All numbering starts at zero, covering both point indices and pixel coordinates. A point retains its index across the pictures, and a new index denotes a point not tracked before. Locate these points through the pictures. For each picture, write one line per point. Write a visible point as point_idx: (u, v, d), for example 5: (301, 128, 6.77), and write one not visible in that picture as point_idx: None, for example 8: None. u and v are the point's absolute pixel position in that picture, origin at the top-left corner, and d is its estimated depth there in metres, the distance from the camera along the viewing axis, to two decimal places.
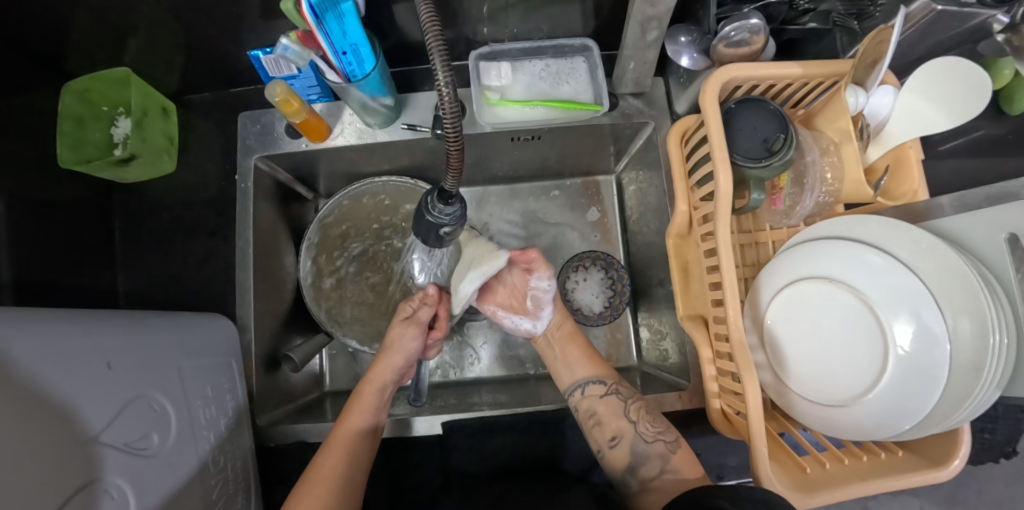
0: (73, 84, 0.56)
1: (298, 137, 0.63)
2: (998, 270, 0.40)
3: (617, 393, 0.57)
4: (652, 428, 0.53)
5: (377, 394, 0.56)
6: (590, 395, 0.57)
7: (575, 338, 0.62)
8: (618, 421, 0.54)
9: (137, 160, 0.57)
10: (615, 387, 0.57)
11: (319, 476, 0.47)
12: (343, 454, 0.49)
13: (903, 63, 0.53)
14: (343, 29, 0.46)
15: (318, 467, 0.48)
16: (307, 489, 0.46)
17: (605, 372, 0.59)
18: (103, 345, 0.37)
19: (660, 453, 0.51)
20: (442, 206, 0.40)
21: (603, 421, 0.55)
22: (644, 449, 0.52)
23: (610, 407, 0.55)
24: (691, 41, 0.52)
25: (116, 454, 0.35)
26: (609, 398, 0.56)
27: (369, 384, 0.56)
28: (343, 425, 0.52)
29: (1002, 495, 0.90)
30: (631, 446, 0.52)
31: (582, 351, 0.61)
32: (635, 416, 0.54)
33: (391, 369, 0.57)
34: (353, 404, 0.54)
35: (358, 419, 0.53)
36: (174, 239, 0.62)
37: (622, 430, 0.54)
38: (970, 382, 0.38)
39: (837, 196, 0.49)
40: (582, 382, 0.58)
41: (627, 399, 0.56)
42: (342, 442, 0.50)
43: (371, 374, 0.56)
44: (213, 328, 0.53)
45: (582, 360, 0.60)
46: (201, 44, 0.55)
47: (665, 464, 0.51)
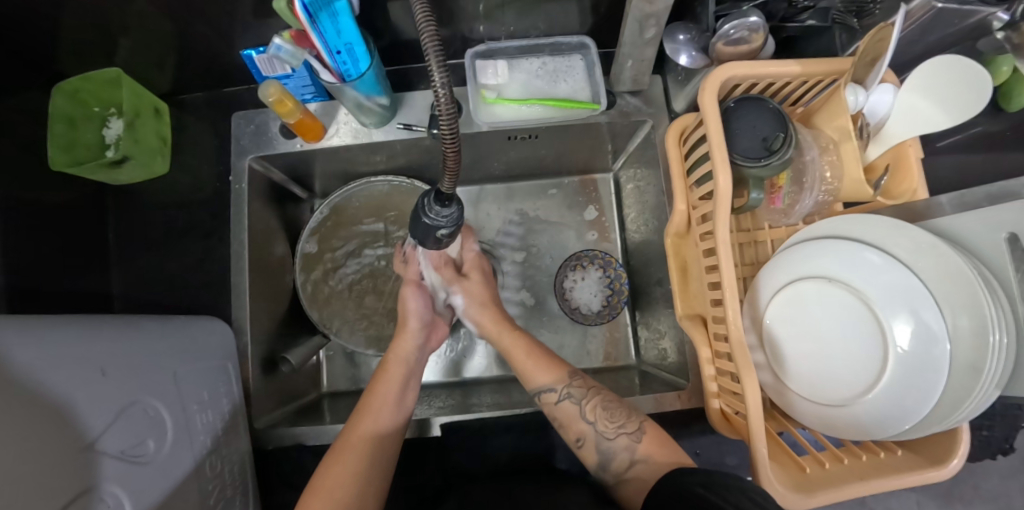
0: (63, 85, 0.55)
1: (293, 137, 0.62)
2: (997, 270, 0.40)
3: (571, 396, 0.52)
4: (612, 425, 0.49)
5: (404, 363, 0.57)
6: (546, 403, 0.53)
7: (517, 342, 0.58)
8: (578, 424, 0.51)
9: (130, 162, 0.56)
10: (567, 390, 0.53)
11: (354, 434, 0.49)
12: (377, 416, 0.51)
13: (904, 58, 0.52)
14: (337, 28, 0.45)
15: (346, 436, 0.49)
16: (331, 462, 0.46)
17: (559, 375, 0.54)
18: (96, 352, 0.37)
19: (625, 446, 0.48)
20: (439, 208, 0.39)
21: (565, 424, 0.52)
22: (609, 446, 0.49)
23: (567, 413, 0.52)
24: (689, 39, 0.51)
25: (113, 461, 0.34)
26: (564, 403, 0.52)
27: (394, 357, 0.58)
28: (372, 392, 0.53)
29: (997, 488, 0.91)
30: (596, 446, 0.50)
31: (527, 348, 0.57)
32: (593, 416, 0.50)
33: (411, 342, 0.59)
34: (381, 376, 0.56)
35: (387, 387, 0.54)
36: (168, 241, 0.61)
37: (585, 431, 0.51)
38: (970, 382, 0.38)
39: (836, 195, 0.48)
40: (536, 390, 0.54)
41: (581, 400, 0.52)
42: (375, 406, 0.52)
43: (395, 348, 0.59)
44: (208, 331, 0.52)
45: (530, 364, 0.56)
46: (193, 43, 0.55)
47: (633, 456, 0.47)
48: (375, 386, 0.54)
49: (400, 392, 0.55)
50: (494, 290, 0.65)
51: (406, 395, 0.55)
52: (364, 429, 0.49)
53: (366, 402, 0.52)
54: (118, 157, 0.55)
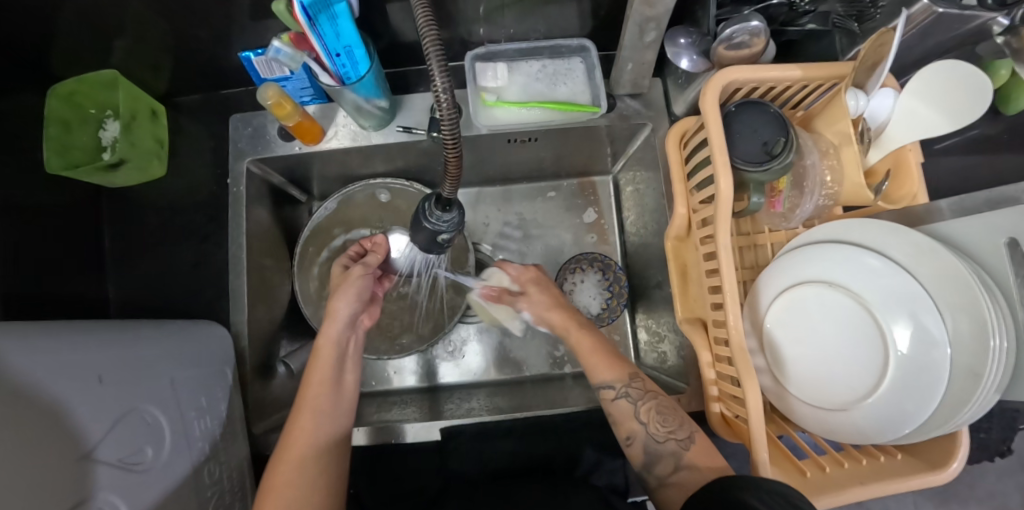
0: (59, 87, 0.55)
1: (291, 139, 0.62)
2: (995, 274, 0.40)
3: (628, 395, 0.48)
4: (663, 428, 0.46)
5: (336, 341, 0.51)
6: (603, 399, 0.50)
7: (584, 337, 0.54)
8: (630, 422, 0.47)
9: (125, 165, 0.56)
10: (625, 389, 0.49)
11: (294, 439, 0.45)
12: (313, 415, 0.47)
13: (904, 62, 0.52)
14: (337, 31, 0.45)
15: (290, 433, 0.46)
16: (277, 463, 0.44)
17: (621, 372, 0.50)
18: (94, 359, 0.36)
19: (673, 451, 0.45)
20: (440, 213, 0.39)
21: (616, 421, 0.49)
22: (657, 449, 0.45)
23: (621, 411, 0.48)
24: (690, 43, 0.51)
25: (110, 469, 0.34)
26: (619, 402, 0.48)
27: (324, 340, 0.51)
28: (308, 385, 0.49)
29: (995, 488, 0.91)
30: (644, 446, 0.46)
31: (595, 343, 0.53)
32: (646, 417, 0.47)
33: (339, 321, 0.52)
34: (312, 363, 0.50)
35: (319, 377, 0.49)
36: (165, 244, 0.60)
37: (634, 431, 0.47)
38: (971, 386, 0.38)
39: (836, 199, 0.49)
40: (597, 385, 0.50)
41: (637, 401, 0.48)
42: (310, 402, 0.47)
43: (325, 330, 0.52)
44: (206, 336, 0.52)
45: (593, 360, 0.51)
46: (190, 44, 0.54)
47: (679, 461, 0.44)
48: (307, 374, 0.50)
49: (334, 376, 0.50)
50: (553, 288, 0.60)
51: (344, 378, 0.51)
52: (307, 423, 0.46)
53: (301, 395, 0.48)
54: (114, 160, 0.55)
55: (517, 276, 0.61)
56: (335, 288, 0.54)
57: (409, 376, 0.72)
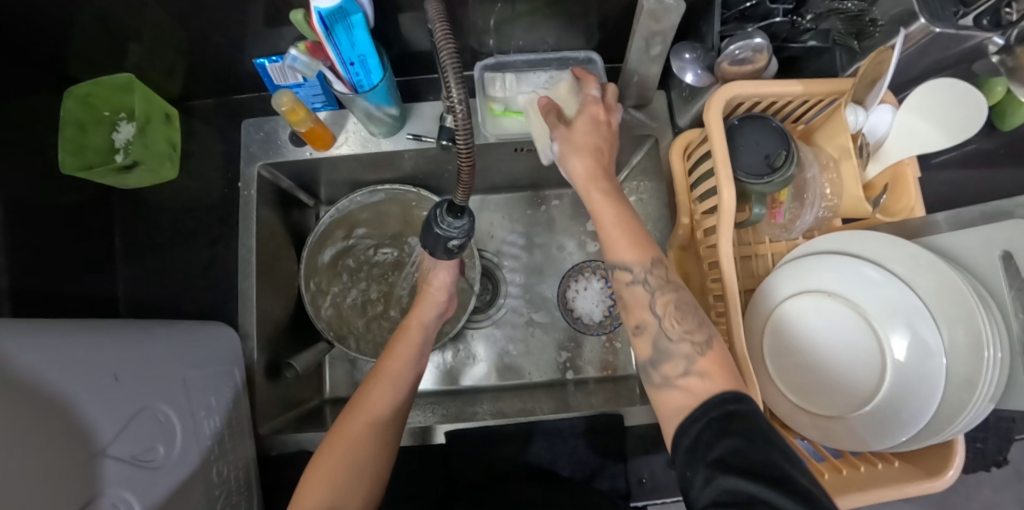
0: (75, 89, 0.56)
1: (302, 144, 0.63)
2: (991, 286, 0.41)
3: (647, 282, 0.42)
4: (679, 325, 0.40)
5: (423, 326, 0.58)
6: (618, 281, 0.44)
7: (608, 204, 0.44)
8: (643, 311, 0.42)
9: (139, 167, 0.57)
10: (645, 275, 0.42)
11: (364, 399, 0.50)
12: (390, 384, 0.52)
13: (903, 79, 0.54)
14: (352, 40, 0.46)
15: (369, 393, 0.50)
16: (351, 415, 0.48)
17: (647, 255, 0.42)
18: (109, 357, 0.37)
19: (686, 354, 0.39)
20: (451, 220, 0.40)
21: (627, 306, 0.44)
22: (668, 347, 0.40)
23: (636, 296, 0.42)
24: (695, 58, 0.52)
25: (123, 466, 0.35)
26: (636, 287, 0.42)
27: (414, 320, 0.58)
28: (392, 355, 0.54)
29: (991, 499, 0.92)
30: (653, 341, 0.41)
31: (621, 216, 0.44)
32: (662, 310, 0.41)
33: (430, 305, 0.58)
34: (399, 337, 0.57)
35: (404, 349, 0.55)
36: (174, 245, 0.61)
37: (647, 321, 0.42)
38: (966, 395, 0.39)
39: (836, 211, 0.51)
40: (612, 263, 0.44)
41: (656, 290, 0.42)
42: (393, 371, 0.53)
43: (416, 310, 0.58)
44: (216, 337, 0.53)
45: (618, 235, 0.43)
46: (205, 49, 0.55)
47: (689, 366, 0.38)
48: (393, 347, 0.55)
49: (417, 356, 0.56)
50: (610, 139, 0.47)
51: (421, 360, 0.56)
52: (385, 389, 0.51)
53: (383, 364, 0.53)
54: (128, 163, 0.56)
55: (584, 101, 0.49)
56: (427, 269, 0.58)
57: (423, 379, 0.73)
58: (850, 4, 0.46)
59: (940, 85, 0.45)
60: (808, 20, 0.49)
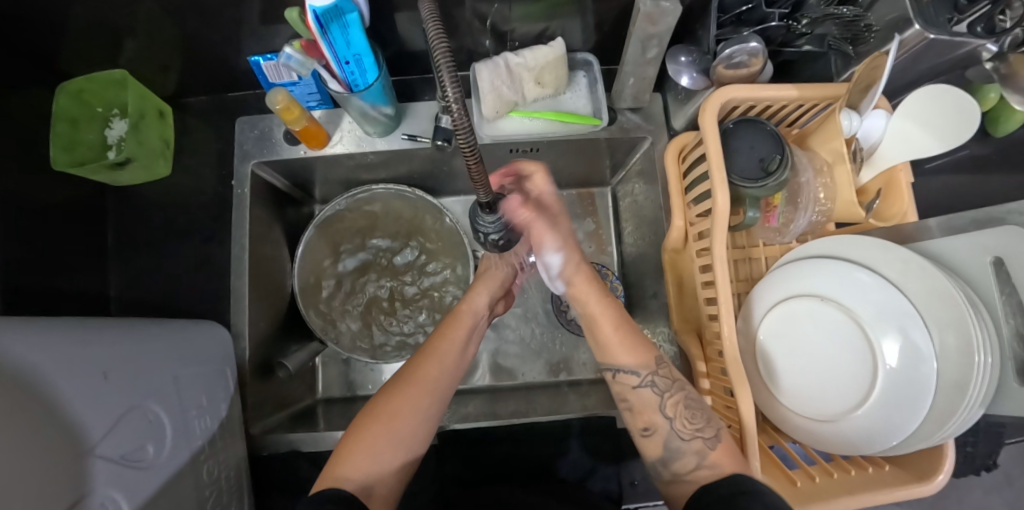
0: (68, 84, 0.55)
1: (297, 143, 0.63)
2: (982, 292, 0.41)
3: (653, 385, 0.47)
4: (689, 425, 0.44)
5: (472, 314, 0.56)
6: (622, 384, 0.48)
7: (605, 307, 0.51)
8: (652, 414, 0.46)
9: (132, 164, 0.56)
10: (651, 378, 0.47)
11: (416, 376, 0.47)
12: (440, 363, 0.49)
13: (897, 85, 0.54)
14: (347, 39, 0.46)
15: (416, 370, 0.48)
16: (402, 388, 0.46)
17: (645, 360, 0.48)
18: (99, 355, 0.37)
19: (697, 450, 0.42)
20: (486, 217, 0.40)
21: (636, 410, 0.48)
22: (678, 446, 0.43)
23: (642, 400, 0.47)
24: (691, 61, 0.53)
25: (113, 466, 0.34)
26: (642, 390, 0.47)
27: (467, 306, 0.57)
28: (441, 338, 0.52)
29: (980, 502, 0.93)
30: (664, 441, 0.45)
31: (609, 317, 0.50)
32: (672, 411, 0.45)
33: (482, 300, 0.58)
34: (449, 322, 0.55)
35: (455, 335, 0.53)
36: (167, 243, 0.61)
37: (656, 423, 0.46)
38: (955, 399, 0.39)
39: (829, 215, 0.50)
40: (613, 367, 0.49)
41: (664, 392, 0.46)
42: (443, 352, 0.51)
43: (472, 296, 0.57)
44: (208, 335, 0.52)
45: (616, 338, 0.49)
46: (200, 46, 0.55)
47: (700, 461, 0.41)
48: (444, 329, 0.53)
49: (466, 342, 0.54)
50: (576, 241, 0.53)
51: (469, 348, 0.54)
52: (432, 368, 0.49)
53: (434, 344, 0.51)
54: (121, 159, 0.55)
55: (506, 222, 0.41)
56: (482, 270, 0.60)
57: None
58: (845, 9, 0.46)
59: (950, 95, 0.46)
60: (805, 24, 0.49)
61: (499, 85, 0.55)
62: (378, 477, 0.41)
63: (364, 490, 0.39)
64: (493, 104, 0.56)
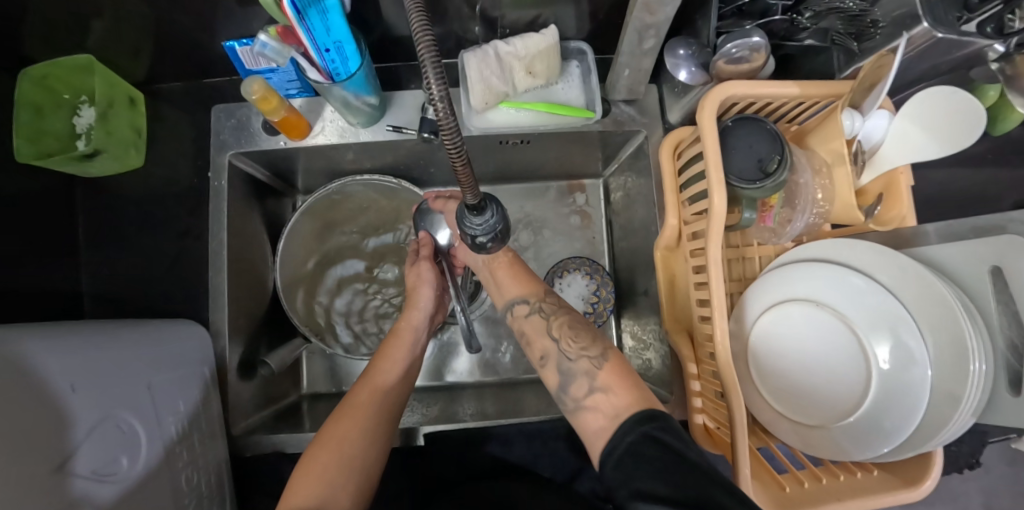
0: (30, 69, 0.52)
1: (276, 133, 0.60)
2: (978, 300, 0.41)
3: (540, 311, 0.48)
4: (574, 345, 0.44)
5: (413, 331, 0.55)
6: (515, 316, 0.49)
7: (494, 245, 0.53)
8: (543, 339, 0.46)
9: (101, 155, 0.54)
10: (538, 305, 0.48)
11: (358, 402, 0.47)
12: (377, 389, 0.48)
13: (900, 83, 0.52)
14: (326, 25, 0.43)
15: (357, 396, 0.47)
16: (347, 412, 0.46)
17: (532, 289, 0.50)
18: (68, 366, 0.35)
19: (586, 370, 0.42)
20: (475, 218, 0.38)
21: (531, 341, 0.47)
22: (571, 368, 0.43)
23: (533, 327, 0.47)
24: (690, 55, 0.50)
25: (85, 483, 0.33)
26: (533, 317, 0.48)
27: (404, 326, 0.55)
28: (381, 363, 0.51)
29: (958, 491, 1.00)
30: (557, 367, 0.44)
31: (510, 260, 0.52)
32: (557, 334, 0.45)
33: (419, 310, 0.55)
34: (390, 343, 0.53)
35: (395, 358, 0.52)
36: (141, 237, 0.58)
37: (547, 349, 0.46)
38: (947, 409, 0.38)
39: (826, 217, 0.49)
40: (508, 303, 0.50)
41: (549, 315, 0.48)
42: (384, 377, 0.49)
43: (405, 316, 0.55)
44: (185, 337, 0.50)
45: (503, 276, 0.51)
46: (172, 31, 0.52)
47: (591, 382, 0.41)
48: (385, 351, 0.52)
49: (408, 362, 0.53)
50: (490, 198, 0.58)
51: (413, 364, 0.54)
52: (371, 393, 0.48)
53: (374, 370, 0.50)
54: (89, 150, 0.53)
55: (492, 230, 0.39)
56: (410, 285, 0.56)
57: None
58: (850, 3, 0.44)
59: (957, 98, 0.44)
60: (808, 17, 0.47)
61: (488, 76, 0.53)
62: (333, 501, 0.39)
63: None
64: (481, 95, 0.54)
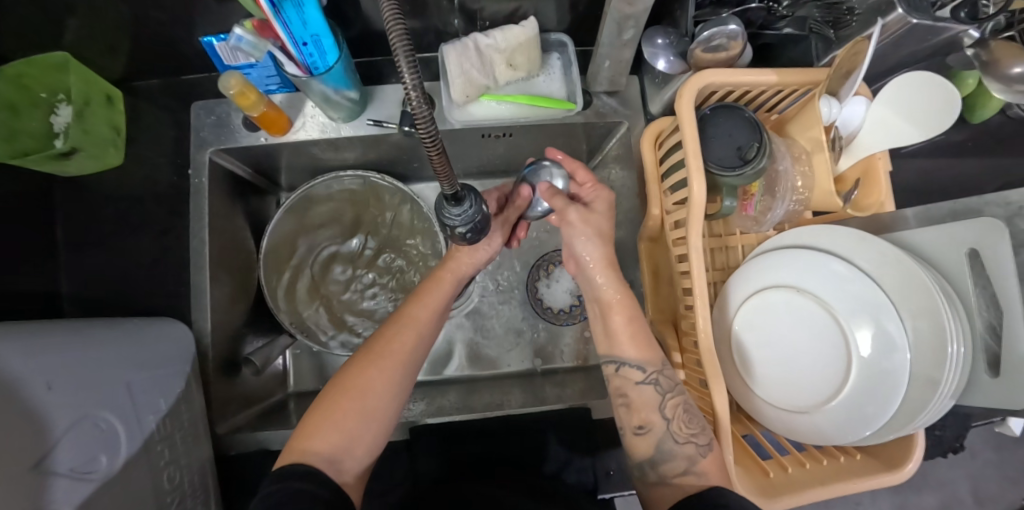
0: (5, 68, 0.50)
1: (257, 129, 0.59)
2: (956, 284, 0.41)
3: (656, 383, 0.45)
4: (686, 429, 0.43)
5: (455, 281, 0.54)
6: (623, 377, 0.46)
7: (622, 301, 0.47)
8: (649, 411, 0.45)
9: (79, 154, 0.53)
10: (655, 376, 0.45)
11: (394, 348, 0.46)
12: (415, 335, 0.48)
13: (876, 70, 0.52)
14: (303, 18, 0.43)
15: (394, 336, 0.47)
16: (377, 358, 0.45)
17: (650, 356, 0.46)
18: (43, 364, 0.35)
19: (687, 456, 0.42)
20: (453, 208, 0.38)
21: (633, 407, 0.46)
22: (671, 449, 0.42)
23: (642, 396, 0.45)
24: (668, 44, 0.50)
25: (61, 482, 0.33)
26: (645, 387, 0.45)
27: (449, 273, 0.54)
28: (421, 305, 0.50)
29: (945, 476, 1.01)
30: (658, 441, 0.44)
31: (628, 316, 0.47)
32: (670, 413, 0.44)
33: (472, 262, 0.54)
34: (430, 288, 0.52)
35: (435, 304, 0.51)
36: (121, 236, 0.57)
37: (652, 422, 0.45)
38: (927, 392, 0.39)
39: (806, 204, 0.49)
40: (618, 361, 0.47)
41: (666, 391, 0.45)
42: (419, 322, 0.49)
43: (451, 262, 0.54)
44: (165, 336, 0.50)
45: (623, 330, 0.47)
46: (148, 28, 0.51)
47: (689, 466, 0.41)
48: (422, 296, 0.51)
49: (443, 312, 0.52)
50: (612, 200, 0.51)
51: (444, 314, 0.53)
52: (409, 339, 0.47)
53: (409, 311, 0.49)
54: (66, 149, 0.52)
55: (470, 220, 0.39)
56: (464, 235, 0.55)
57: None
58: None
59: (935, 84, 0.45)
60: (786, 6, 0.48)
61: (469, 68, 0.52)
62: (349, 450, 0.40)
63: (333, 464, 0.38)
64: (461, 88, 0.54)
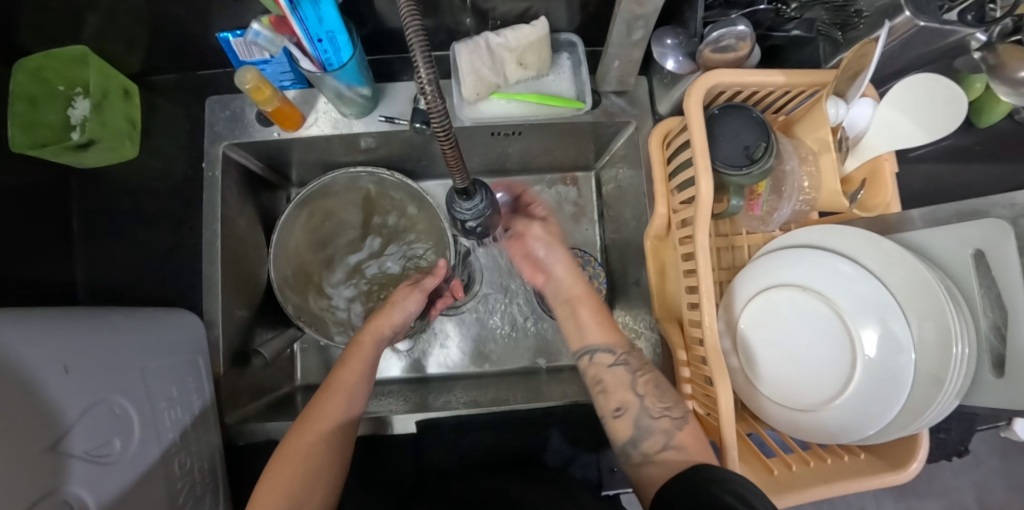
0: (26, 61, 0.52)
1: (270, 124, 0.60)
2: (962, 284, 0.41)
3: (625, 363, 0.49)
4: (659, 403, 0.45)
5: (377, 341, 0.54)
6: (594, 364, 0.50)
7: (585, 296, 0.53)
8: (624, 391, 0.47)
9: (95, 145, 0.54)
10: (624, 357, 0.49)
11: (322, 413, 0.47)
12: (344, 395, 0.49)
13: (884, 73, 0.53)
14: (320, 15, 0.44)
15: (321, 405, 0.47)
16: (303, 428, 0.46)
17: (617, 339, 0.50)
18: (62, 348, 0.35)
19: (664, 429, 0.44)
20: (464, 202, 0.39)
21: (609, 390, 0.48)
22: (648, 424, 0.44)
23: (615, 377, 0.48)
24: (677, 44, 0.51)
25: (77, 464, 0.34)
26: (615, 368, 0.48)
27: (368, 335, 0.54)
28: (343, 370, 0.51)
29: (950, 483, 1.00)
30: (634, 420, 0.45)
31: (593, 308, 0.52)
32: (643, 390, 0.46)
33: (390, 324, 0.55)
34: (352, 351, 0.53)
35: (359, 365, 0.52)
36: (135, 228, 0.58)
37: (627, 401, 0.46)
38: (931, 391, 0.39)
39: (813, 204, 0.50)
40: (585, 349, 0.51)
41: (635, 370, 0.48)
42: (345, 386, 0.50)
43: (371, 325, 0.54)
44: (178, 325, 0.50)
45: (587, 321, 0.52)
46: (167, 23, 0.52)
47: (668, 440, 0.43)
48: (345, 360, 0.52)
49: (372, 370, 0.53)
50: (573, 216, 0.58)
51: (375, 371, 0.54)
52: (339, 403, 0.48)
53: (335, 377, 0.50)
54: (84, 140, 0.53)
55: (487, 216, 0.40)
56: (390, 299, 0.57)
57: (402, 365, 0.72)
58: None
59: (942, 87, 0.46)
60: (794, 8, 0.47)
61: (480, 67, 0.53)
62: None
63: None
64: (473, 86, 0.54)
